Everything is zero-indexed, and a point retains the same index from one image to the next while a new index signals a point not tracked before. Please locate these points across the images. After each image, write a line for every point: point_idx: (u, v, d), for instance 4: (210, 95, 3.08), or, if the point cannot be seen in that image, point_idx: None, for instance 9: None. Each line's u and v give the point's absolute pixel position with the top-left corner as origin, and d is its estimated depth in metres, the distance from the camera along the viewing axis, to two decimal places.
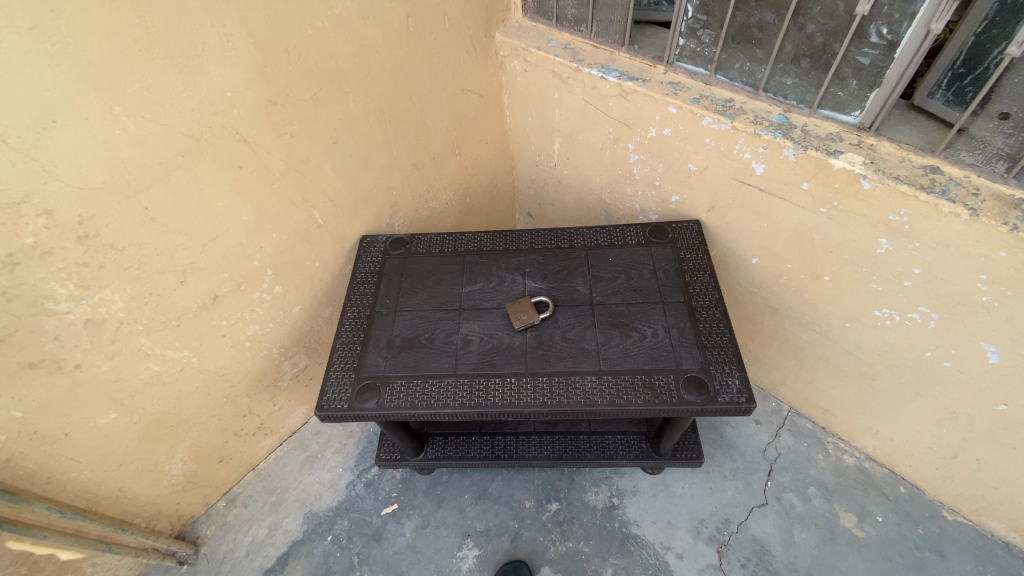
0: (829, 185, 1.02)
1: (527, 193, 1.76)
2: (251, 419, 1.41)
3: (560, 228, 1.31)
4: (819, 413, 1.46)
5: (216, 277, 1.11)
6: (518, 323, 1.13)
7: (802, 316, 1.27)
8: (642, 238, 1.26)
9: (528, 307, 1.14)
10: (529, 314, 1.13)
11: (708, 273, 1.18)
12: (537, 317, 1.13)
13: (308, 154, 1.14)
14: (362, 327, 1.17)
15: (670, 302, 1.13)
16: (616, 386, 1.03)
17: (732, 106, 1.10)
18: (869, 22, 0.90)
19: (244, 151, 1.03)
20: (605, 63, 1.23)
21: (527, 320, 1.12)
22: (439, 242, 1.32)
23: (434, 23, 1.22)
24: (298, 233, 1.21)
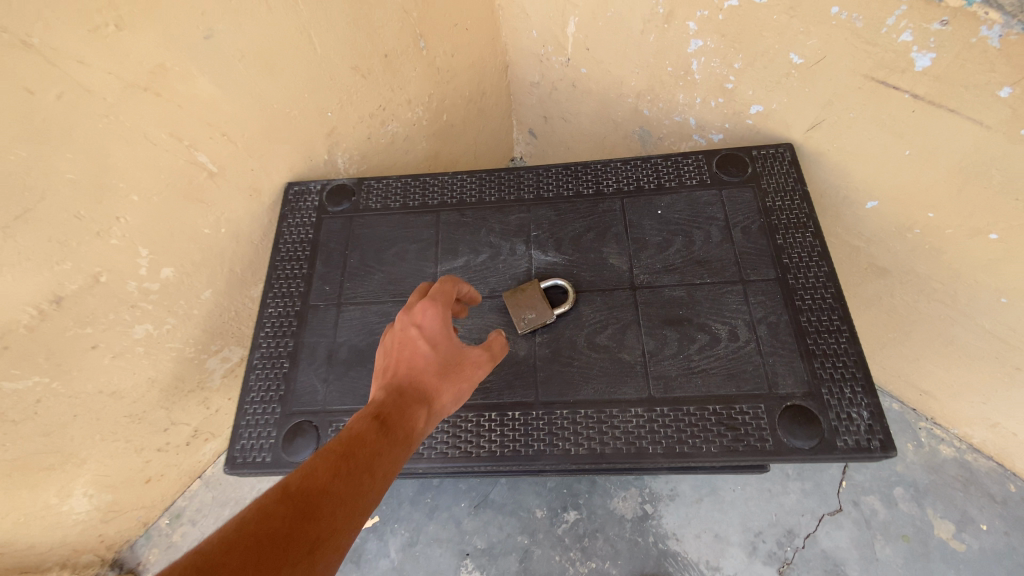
0: None
1: (528, 102, 1.28)
2: (179, 429, 1.10)
3: (580, 164, 0.88)
4: (912, 394, 1.13)
5: (48, 272, 0.71)
6: (525, 326, 0.75)
7: (927, 284, 0.88)
8: (706, 176, 0.83)
9: (536, 298, 0.75)
10: (539, 311, 0.75)
11: (811, 231, 0.77)
12: (552, 315, 0.75)
13: (161, 58, 0.68)
14: (289, 331, 0.78)
15: (753, 282, 0.74)
16: (675, 424, 0.67)
17: None
18: None
19: (32, 59, 0.58)
20: None
21: (539, 322, 0.74)
22: (402, 190, 0.89)
23: None
24: (179, 190, 0.79)
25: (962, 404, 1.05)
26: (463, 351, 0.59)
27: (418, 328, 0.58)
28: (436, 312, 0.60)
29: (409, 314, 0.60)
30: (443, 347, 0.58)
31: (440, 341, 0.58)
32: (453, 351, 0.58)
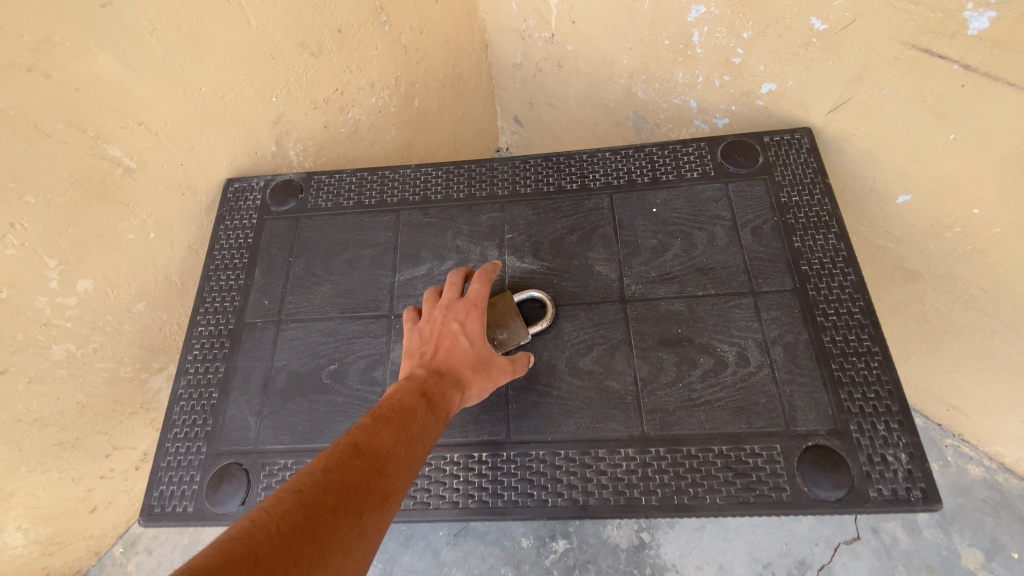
0: None
1: (511, 86, 1.15)
2: (124, 454, 0.96)
3: (564, 154, 0.76)
4: (940, 409, 1.01)
5: None
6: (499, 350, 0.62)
7: (966, 291, 0.76)
8: (709, 167, 0.71)
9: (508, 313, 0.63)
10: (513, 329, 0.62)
11: (834, 231, 0.65)
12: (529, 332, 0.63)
13: (46, 28, 0.56)
14: (221, 354, 0.67)
15: (766, 294, 0.62)
16: (673, 468, 0.56)
17: None
18: None
19: None
20: None
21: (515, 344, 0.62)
22: (358, 186, 0.77)
23: None
24: (90, 189, 0.67)
25: (997, 424, 0.93)
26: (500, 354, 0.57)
27: (460, 325, 0.57)
28: (480, 309, 0.59)
29: (452, 303, 0.58)
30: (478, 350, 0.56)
31: (480, 341, 0.57)
32: (485, 357, 0.56)
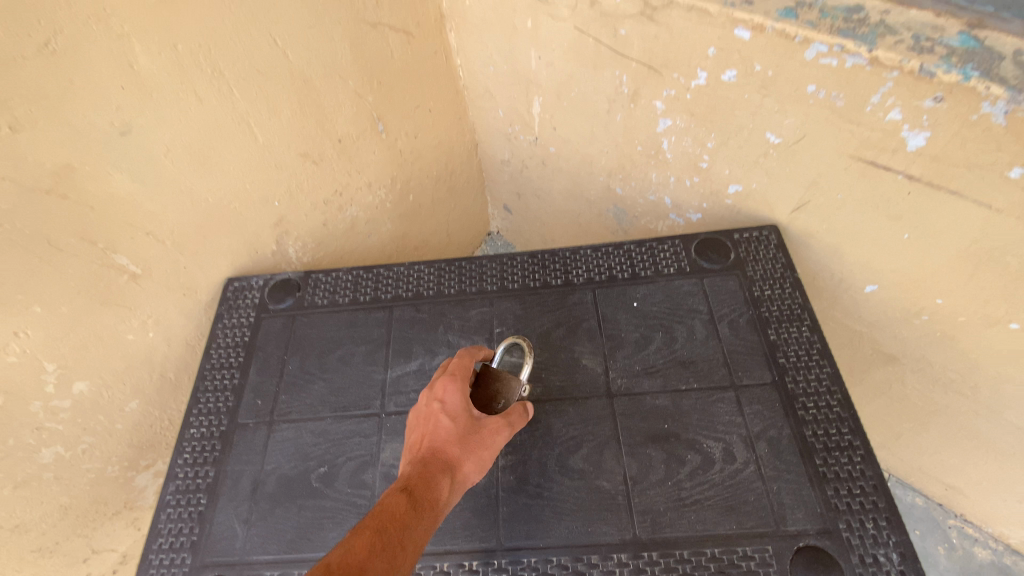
0: None
1: (500, 179, 1.22)
2: (104, 558, 0.88)
3: (548, 252, 0.81)
4: (938, 489, 0.99)
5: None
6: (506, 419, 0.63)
7: (943, 374, 0.78)
8: (685, 263, 0.75)
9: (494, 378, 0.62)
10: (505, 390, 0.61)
11: (807, 324, 0.68)
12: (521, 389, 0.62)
13: (68, 157, 0.61)
14: (211, 457, 0.68)
15: (746, 387, 0.64)
16: (666, 575, 0.55)
17: (863, 21, 0.56)
18: None
19: None
20: None
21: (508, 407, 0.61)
22: (352, 283, 0.81)
23: None
24: (94, 298, 0.70)
25: (994, 504, 0.92)
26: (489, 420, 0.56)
27: (440, 403, 0.56)
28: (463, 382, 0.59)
29: (430, 385, 0.59)
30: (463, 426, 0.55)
31: (466, 413, 0.56)
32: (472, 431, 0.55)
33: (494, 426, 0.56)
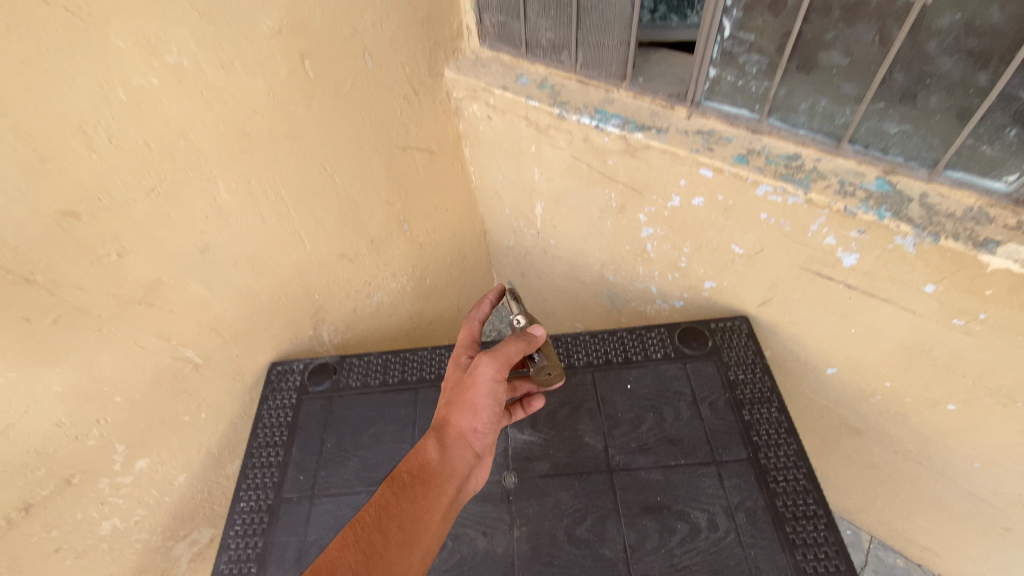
0: (974, 291, 0.64)
1: (506, 261, 1.37)
2: None
3: (553, 337, 0.93)
4: (916, 550, 1.07)
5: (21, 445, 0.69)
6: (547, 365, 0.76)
7: (901, 445, 0.88)
8: (671, 349, 0.88)
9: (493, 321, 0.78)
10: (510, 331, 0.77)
11: (776, 405, 0.80)
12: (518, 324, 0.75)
13: (158, 273, 0.74)
14: (260, 529, 0.77)
15: (726, 463, 0.75)
16: None
17: (800, 167, 0.71)
18: None
19: (35, 297, 0.63)
20: (600, 106, 0.86)
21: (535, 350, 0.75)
22: (381, 367, 0.93)
23: (350, 63, 0.82)
24: (161, 385, 0.82)
25: (966, 563, 1.00)
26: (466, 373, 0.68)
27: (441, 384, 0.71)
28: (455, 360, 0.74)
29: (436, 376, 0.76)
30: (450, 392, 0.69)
31: (453, 379, 0.70)
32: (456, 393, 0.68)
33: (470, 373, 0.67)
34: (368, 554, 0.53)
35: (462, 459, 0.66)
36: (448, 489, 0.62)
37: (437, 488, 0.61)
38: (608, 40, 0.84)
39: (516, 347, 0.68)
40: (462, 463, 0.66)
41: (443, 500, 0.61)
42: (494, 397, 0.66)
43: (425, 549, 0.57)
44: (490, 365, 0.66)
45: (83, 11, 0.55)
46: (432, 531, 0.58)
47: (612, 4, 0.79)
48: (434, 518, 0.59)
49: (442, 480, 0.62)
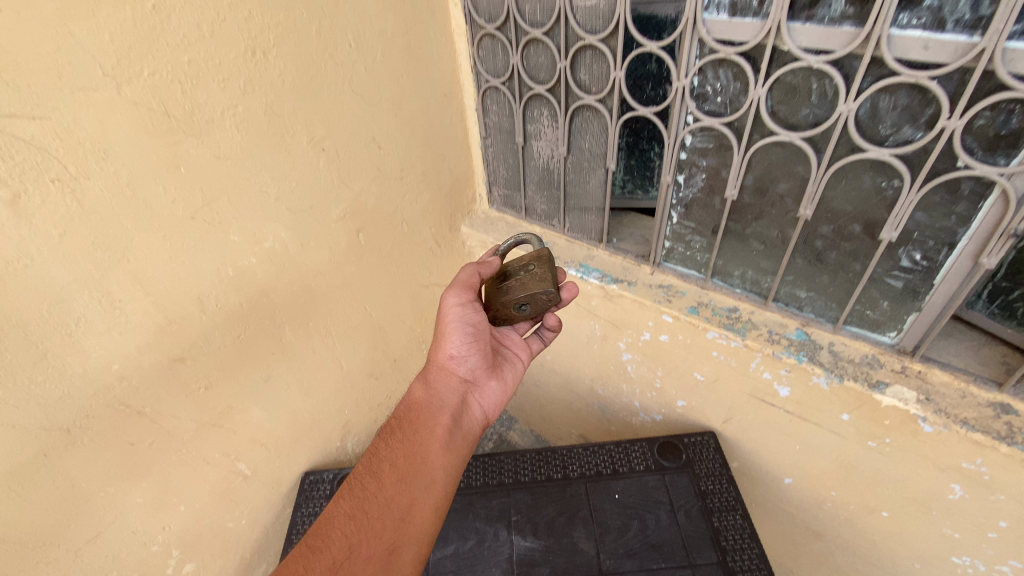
0: (878, 420, 0.82)
1: None
2: None
3: (550, 449, 1.09)
4: None
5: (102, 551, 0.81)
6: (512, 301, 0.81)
7: (857, 548, 1.01)
8: (651, 461, 1.03)
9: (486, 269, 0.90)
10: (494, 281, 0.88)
11: (740, 511, 0.95)
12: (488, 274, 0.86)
13: (230, 400, 0.92)
14: None
15: (700, 566, 0.89)
16: None
17: (738, 318, 0.93)
18: (896, 247, 0.74)
19: (140, 424, 0.80)
20: (584, 260, 1.11)
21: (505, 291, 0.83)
22: None
23: (391, 230, 1.10)
24: (216, 495, 0.96)
25: None
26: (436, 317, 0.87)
27: None
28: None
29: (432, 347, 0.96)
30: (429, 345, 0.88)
31: None
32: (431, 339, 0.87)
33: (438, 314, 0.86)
34: (362, 497, 0.64)
35: (449, 387, 0.82)
36: (436, 417, 0.77)
37: (423, 422, 0.76)
38: (587, 213, 1.10)
39: (467, 272, 0.86)
40: (447, 391, 0.82)
41: (432, 427, 0.75)
42: (458, 320, 0.85)
43: (422, 476, 0.69)
44: (449, 294, 0.85)
45: (215, 219, 0.78)
46: (425, 457, 0.71)
47: (589, 189, 1.05)
48: (423, 447, 0.72)
49: (428, 413, 0.77)
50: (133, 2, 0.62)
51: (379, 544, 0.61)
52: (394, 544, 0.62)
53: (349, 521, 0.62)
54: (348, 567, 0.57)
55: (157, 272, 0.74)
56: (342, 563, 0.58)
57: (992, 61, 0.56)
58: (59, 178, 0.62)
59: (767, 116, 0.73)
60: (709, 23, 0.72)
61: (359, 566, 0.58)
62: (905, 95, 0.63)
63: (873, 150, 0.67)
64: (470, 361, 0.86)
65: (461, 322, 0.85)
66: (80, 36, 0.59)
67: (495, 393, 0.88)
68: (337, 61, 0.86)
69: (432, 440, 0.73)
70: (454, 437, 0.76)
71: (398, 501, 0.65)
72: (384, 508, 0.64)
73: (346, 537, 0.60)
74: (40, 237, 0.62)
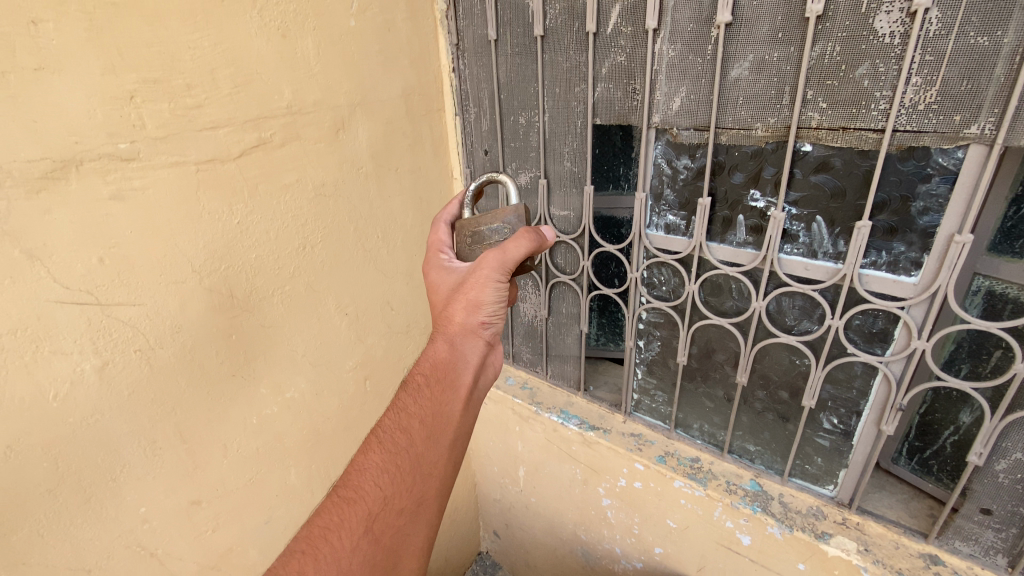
0: (829, 570, 0.91)
1: (492, 512, 1.60)
2: None
3: None
4: None
5: None
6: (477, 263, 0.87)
7: None
8: None
9: (480, 218, 0.85)
10: (475, 244, 0.85)
11: None
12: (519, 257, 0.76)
13: (232, 541, 0.98)
14: None
15: None
16: None
17: (700, 468, 1.06)
18: (818, 411, 0.90)
19: (149, 565, 0.85)
20: (564, 406, 1.26)
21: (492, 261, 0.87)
22: None
23: (395, 377, 1.25)
24: None
25: None
26: (471, 272, 0.78)
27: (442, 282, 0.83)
28: (439, 261, 0.87)
29: (423, 274, 0.88)
30: (454, 294, 0.79)
31: (453, 280, 0.82)
32: (461, 291, 0.78)
33: (475, 271, 0.77)
34: (393, 452, 0.69)
35: (476, 349, 0.79)
36: (460, 380, 0.76)
37: (450, 382, 0.76)
38: (566, 365, 1.26)
39: (520, 252, 0.75)
40: (473, 350, 0.79)
41: (458, 388, 0.76)
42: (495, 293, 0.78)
43: (448, 431, 0.74)
44: (491, 263, 0.76)
45: (251, 375, 0.93)
46: (451, 417, 0.74)
47: (566, 343, 1.23)
48: (450, 410, 0.74)
49: (455, 374, 0.76)
50: (224, 219, 0.83)
51: (410, 497, 0.68)
52: (423, 496, 0.70)
53: (383, 474, 0.67)
54: (382, 517, 0.66)
55: (196, 421, 0.87)
56: (375, 514, 0.66)
57: (852, 282, 0.77)
58: (139, 348, 0.77)
59: (701, 303, 0.94)
60: (651, 236, 0.96)
61: (391, 517, 0.67)
62: (800, 298, 0.84)
63: (783, 335, 0.87)
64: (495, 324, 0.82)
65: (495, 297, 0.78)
66: (181, 244, 0.79)
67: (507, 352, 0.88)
68: (366, 246, 1.09)
69: (457, 401, 0.75)
70: (474, 397, 0.78)
71: (426, 456, 0.71)
72: (414, 462, 0.69)
73: (378, 490, 0.66)
74: (113, 397, 0.76)
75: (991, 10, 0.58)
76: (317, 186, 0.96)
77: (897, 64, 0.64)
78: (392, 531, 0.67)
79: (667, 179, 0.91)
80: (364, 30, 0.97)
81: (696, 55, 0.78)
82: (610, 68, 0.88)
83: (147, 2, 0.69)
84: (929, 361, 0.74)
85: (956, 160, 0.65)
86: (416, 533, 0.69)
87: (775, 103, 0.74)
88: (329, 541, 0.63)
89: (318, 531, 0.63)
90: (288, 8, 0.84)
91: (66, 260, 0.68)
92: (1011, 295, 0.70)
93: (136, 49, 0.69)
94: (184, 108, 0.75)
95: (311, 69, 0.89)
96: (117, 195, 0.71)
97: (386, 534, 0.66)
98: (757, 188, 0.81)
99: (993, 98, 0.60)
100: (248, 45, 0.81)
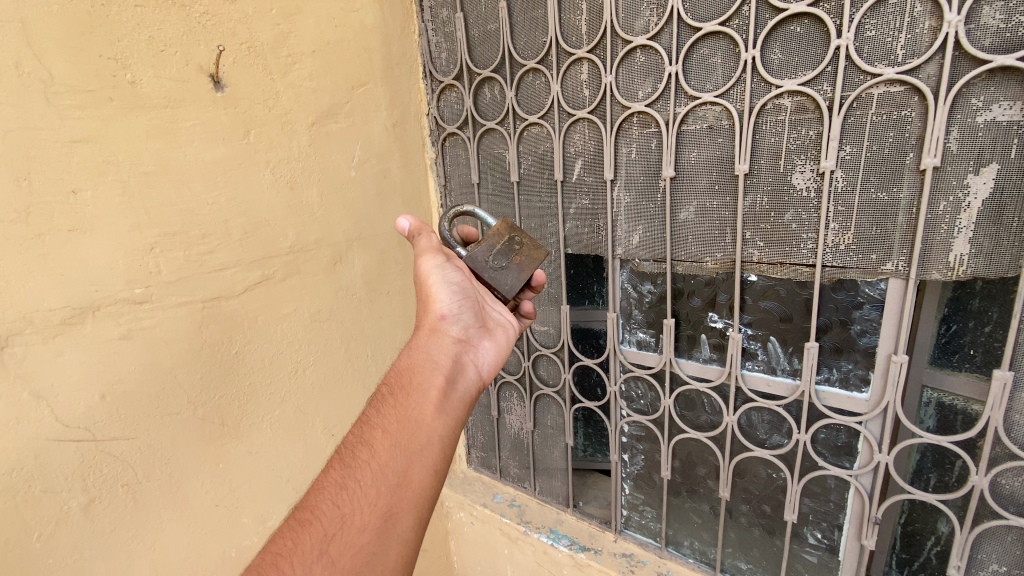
0: None
1: None
2: None
3: None
4: None
5: None
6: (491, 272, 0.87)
7: None
8: None
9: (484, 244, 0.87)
10: (501, 271, 0.87)
11: None
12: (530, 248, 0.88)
13: None
14: None
15: None
16: None
17: None
18: (801, 527, 0.91)
19: None
20: (553, 525, 1.23)
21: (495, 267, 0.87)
22: None
23: None
24: None
25: None
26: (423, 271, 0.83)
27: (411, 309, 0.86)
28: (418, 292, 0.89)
29: None
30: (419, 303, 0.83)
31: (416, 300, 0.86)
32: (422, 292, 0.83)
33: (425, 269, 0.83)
34: (352, 467, 0.62)
35: (442, 348, 0.79)
36: (429, 379, 0.73)
37: (417, 385, 0.72)
38: (554, 479, 1.26)
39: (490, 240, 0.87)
40: (436, 349, 0.78)
41: (425, 390, 0.71)
42: (445, 277, 0.82)
43: (418, 435, 0.66)
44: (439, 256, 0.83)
45: (234, 503, 0.93)
46: (421, 422, 0.68)
47: (553, 455, 1.24)
48: (416, 411, 0.68)
49: (422, 376, 0.73)
50: (224, 350, 0.89)
51: (374, 510, 0.59)
52: (391, 509, 0.60)
53: (341, 489, 0.60)
54: (340, 538, 0.56)
55: (174, 555, 0.85)
56: (334, 535, 0.56)
57: (811, 398, 0.82)
58: (127, 483, 0.78)
59: (677, 417, 0.98)
60: (625, 351, 1.03)
61: (352, 537, 0.57)
62: (767, 413, 0.89)
63: (757, 449, 0.90)
64: (460, 322, 0.83)
65: (448, 284, 0.82)
66: (180, 379, 0.83)
67: (491, 352, 0.85)
68: (356, 366, 1.14)
69: (427, 404, 0.70)
70: (450, 398, 0.73)
71: (393, 466, 0.63)
72: (378, 472, 0.62)
73: (337, 509, 0.58)
74: (95, 535, 0.75)
75: (883, 172, 0.70)
76: (314, 314, 1.03)
77: (817, 211, 0.75)
78: (354, 551, 0.56)
79: (634, 301, 1.00)
80: (363, 177, 1.10)
81: (648, 201, 0.90)
82: (577, 208, 1.01)
83: (176, 169, 0.81)
84: (894, 475, 0.78)
85: (880, 290, 0.74)
86: (388, 551, 0.58)
87: (720, 242, 0.85)
88: (281, 567, 0.53)
89: (269, 560, 0.54)
90: (297, 164, 0.97)
91: (71, 399, 0.72)
92: (959, 407, 0.75)
93: (161, 207, 0.79)
94: (198, 254, 0.84)
95: (314, 212, 1.01)
96: (126, 334, 0.77)
97: (347, 555, 0.56)
98: (715, 311, 0.90)
99: (901, 240, 0.71)
100: (260, 198, 0.92)
